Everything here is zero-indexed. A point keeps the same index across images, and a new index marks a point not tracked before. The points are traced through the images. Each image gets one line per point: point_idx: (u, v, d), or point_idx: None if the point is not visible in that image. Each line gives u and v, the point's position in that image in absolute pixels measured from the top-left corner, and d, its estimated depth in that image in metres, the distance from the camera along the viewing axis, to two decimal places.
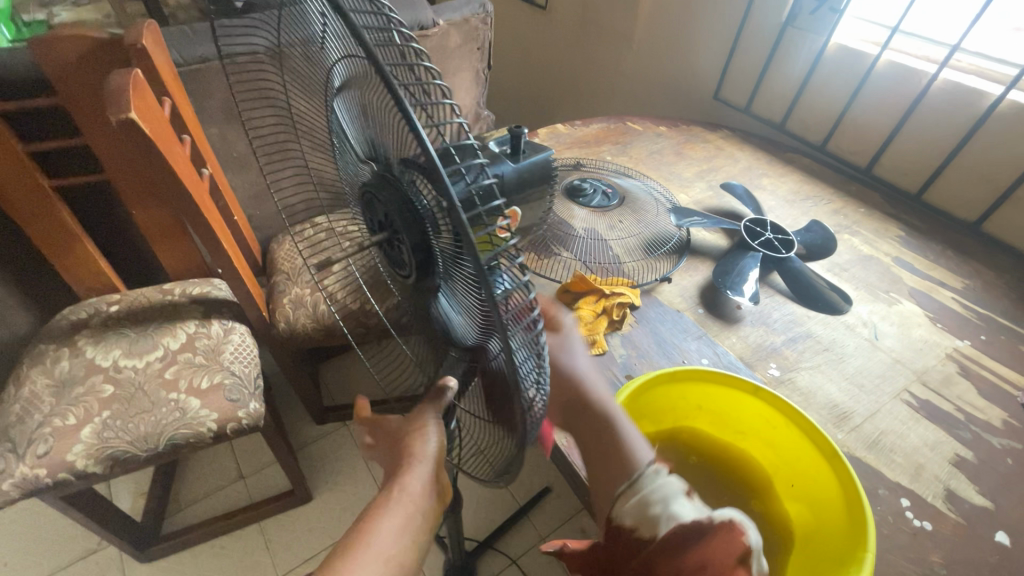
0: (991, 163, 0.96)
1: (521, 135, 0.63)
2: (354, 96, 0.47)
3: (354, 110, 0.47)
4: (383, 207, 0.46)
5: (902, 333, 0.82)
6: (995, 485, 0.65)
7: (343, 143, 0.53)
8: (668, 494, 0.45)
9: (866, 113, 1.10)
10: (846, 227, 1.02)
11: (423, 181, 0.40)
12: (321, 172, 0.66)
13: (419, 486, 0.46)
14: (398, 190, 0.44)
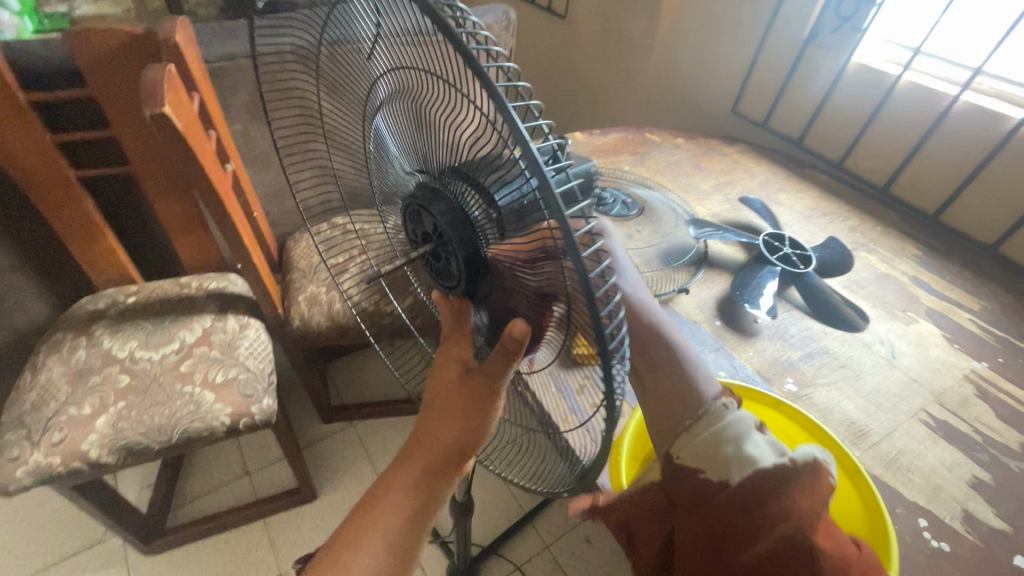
0: (1011, 186, 0.97)
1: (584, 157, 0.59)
2: (402, 102, 0.46)
3: (402, 117, 0.47)
4: (432, 218, 0.46)
5: (919, 353, 0.82)
6: (1013, 509, 0.64)
7: (383, 155, 0.53)
8: (741, 433, 0.44)
9: (885, 132, 1.11)
10: (863, 245, 1.03)
11: (475, 196, 0.42)
12: (350, 180, 0.64)
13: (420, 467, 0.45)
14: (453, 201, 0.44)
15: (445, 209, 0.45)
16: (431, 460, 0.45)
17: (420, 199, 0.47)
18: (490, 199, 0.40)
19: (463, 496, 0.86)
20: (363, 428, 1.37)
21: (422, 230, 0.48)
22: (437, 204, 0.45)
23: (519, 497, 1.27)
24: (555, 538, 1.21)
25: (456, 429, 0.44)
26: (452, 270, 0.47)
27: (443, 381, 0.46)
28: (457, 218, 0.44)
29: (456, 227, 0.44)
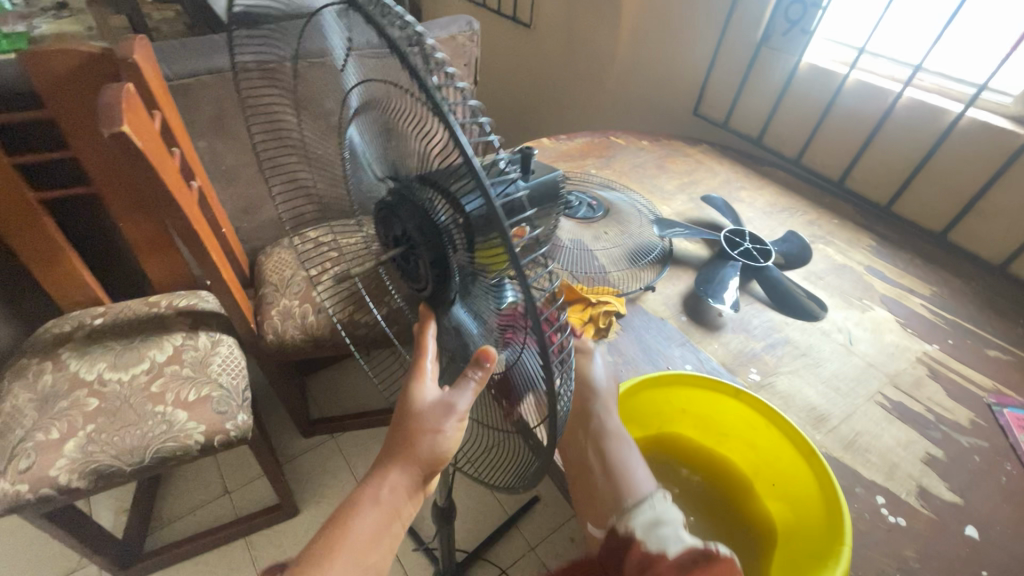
0: (954, 175, 1.02)
1: (532, 153, 0.46)
2: (374, 111, 0.47)
3: (373, 126, 0.48)
4: (401, 222, 0.47)
5: (875, 339, 0.86)
6: (965, 481, 0.68)
7: (356, 161, 0.54)
8: (676, 520, 0.48)
9: (837, 129, 1.15)
10: (820, 237, 1.07)
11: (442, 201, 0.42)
12: (320, 186, 0.65)
13: (394, 487, 0.46)
14: (419, 206, 0.45)
15: (411, 210, 0.45)
16: (402, 478, 0.46)
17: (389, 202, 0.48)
18: (460, 204, 0.40)
19: (443, 501, 0.87)
20: (344, 440, 1.36)
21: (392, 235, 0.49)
22: (404, 208, 0.46)
23: (502, 501, 1.28)
24: (540, 539, 1.22)
25: (429, 448, 0.45)
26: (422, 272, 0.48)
27: (408, 402, 0.46)
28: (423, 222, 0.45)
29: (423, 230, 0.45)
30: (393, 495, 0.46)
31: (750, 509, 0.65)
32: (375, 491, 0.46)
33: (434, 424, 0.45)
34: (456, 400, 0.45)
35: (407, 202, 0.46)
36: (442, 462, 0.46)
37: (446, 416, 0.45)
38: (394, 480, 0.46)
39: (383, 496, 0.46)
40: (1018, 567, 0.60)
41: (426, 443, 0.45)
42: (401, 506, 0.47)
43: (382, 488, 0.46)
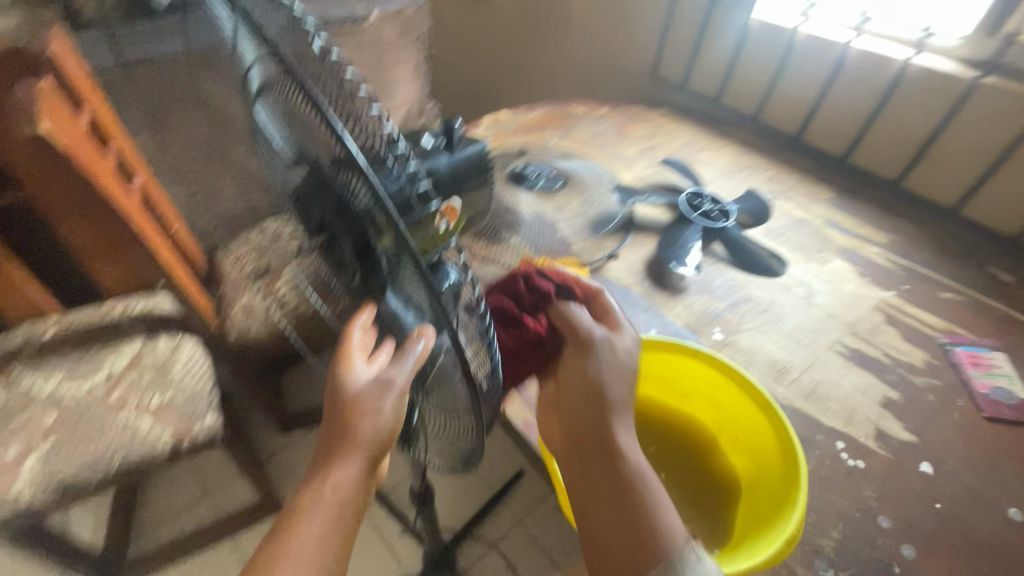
0: (906, 122, 1.03)
1: (455, 127, 0.62)
2: (275, 94, 0.44)
3: (277, 108, 0.46)
4: (319, 209, 0.45)
5: (834, 290, 0.87)
6: (919, 420, 0.70)
7: (272, 147, 0.52)
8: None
9: (793, 83, 1.15)
10: (780, 194, 1.07)
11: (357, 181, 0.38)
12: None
13: (342, 475, 0.47)
14: (327, 192, 0.43)
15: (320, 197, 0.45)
16: (346, 464, 0.47)
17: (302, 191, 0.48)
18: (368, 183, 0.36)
19: (421, 484, 0.87)
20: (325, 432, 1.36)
21: (309, 223, 0.49)
22: (321, 192, 0.44)
23: (487, 478, 1.30)
24: (526, 512, 1.24)
25: (367, 429, 0.46)
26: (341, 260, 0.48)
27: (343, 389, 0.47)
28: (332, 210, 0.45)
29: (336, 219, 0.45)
30: (342, 490, 0.47)
31: (714, 464, 0.66)
32: (325, 491, 0.47)
33: (371, 406, 0.45)
34: (390, 377, 0.45)
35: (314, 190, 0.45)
36: (385, 440, 0.47)
37: (382, 397, 0.45)
38: (343, 475, 0.47)
39: (333, 493, 0.46)
40: (970, 497, 0.63)
41: (368, 430, 0.46)
42: (353, 500, 0.47)
43: (331, 485, 0.47)
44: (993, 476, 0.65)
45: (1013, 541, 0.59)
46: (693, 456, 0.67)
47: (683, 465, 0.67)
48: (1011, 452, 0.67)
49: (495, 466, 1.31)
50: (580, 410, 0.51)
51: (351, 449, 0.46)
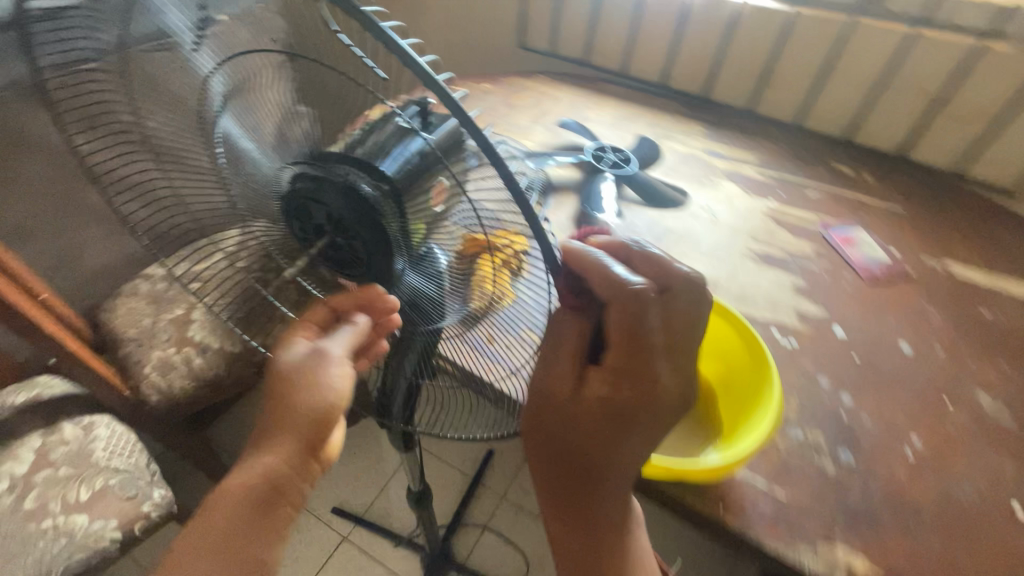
0: (747, 56, 1.19)
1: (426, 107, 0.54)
2: (266, 87, 0.46)
3: (263, 108, 0.47)
4: (323, 210, 0.46)
5: (730, 207, 1.00)
6: (824, 295, 0.84)
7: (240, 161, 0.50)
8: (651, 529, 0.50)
9: (648, 35, 1.27)
10: (663, 135, 1.19)
11: (364, 172, 0.43)
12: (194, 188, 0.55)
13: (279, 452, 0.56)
14: (336, 186, 0.44)
15: (351, 167, 0.43)
16: (284, 441, 0.56)
17: (317, 173, 0.45)
18: (377, 171, 0.42)
19: (418, 484, 0.86)
20: None
21: (321, 216, 0.47)
22: (326, 193, 0.45)
23: (460, 466, 1.30)
24: (507, 485, 1.27)
25: (300, 411, 0.56)
26: (374, 240, 0.47)
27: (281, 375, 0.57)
28: (365, 184, 0.43)
29: (370, 192, 0.43)
30: (269, 475, 0.56)
31: None
32: (249, 475, 0.56)
33: (310, 375, 0.56)
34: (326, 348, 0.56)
35: (345, 162, 0.44)
36: (319, 417, 0.57)
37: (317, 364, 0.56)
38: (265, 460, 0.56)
39: (258, 479, 0.56)
40: (874, 343, 0.77)
41: (295, 409, 0.56)
42: (272, 489, 0.56)
43: (260, 470, 0.56)
44: (885, 323, 0.80)
45: (911, 367, 0.75)
46: None
47: None
48: (890, 302, 0.84)
49: (465, 453, 1.32)
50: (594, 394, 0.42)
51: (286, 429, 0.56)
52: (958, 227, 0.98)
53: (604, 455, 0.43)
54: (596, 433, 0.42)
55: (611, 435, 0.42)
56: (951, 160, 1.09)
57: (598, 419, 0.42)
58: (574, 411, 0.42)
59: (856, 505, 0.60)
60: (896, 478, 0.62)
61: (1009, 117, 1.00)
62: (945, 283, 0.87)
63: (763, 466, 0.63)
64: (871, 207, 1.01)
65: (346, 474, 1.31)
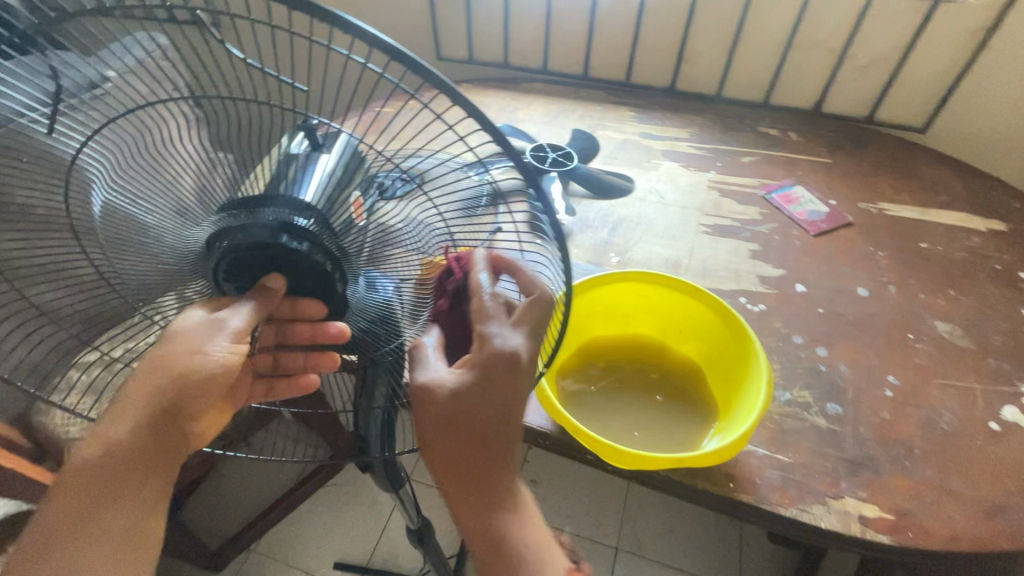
0: (661, 35, 1.21)
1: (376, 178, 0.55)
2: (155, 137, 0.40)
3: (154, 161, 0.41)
4: (248, 262, 0.43)
5: (675, 185, 1.02)
6: (779, 255, 0.87)
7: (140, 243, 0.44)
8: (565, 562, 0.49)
9: (564, 28, 1.27)
10: (597, 124, 1.19)
11: (286, 210, 0.41)
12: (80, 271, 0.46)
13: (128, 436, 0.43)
14: (251, 229, 0.42)
15: (279, 208, 0.41)
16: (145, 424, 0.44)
17: (240, 221, 0.42)
18: (297, 203, 0.41)
19: (416, 520, 0.82)
20: (266, 545, 1.22)
21: (259, 262, 0.43)
22: (244, 241, 0.42)
23: None
24: None
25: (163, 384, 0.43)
26: (307, 273, 0.44)
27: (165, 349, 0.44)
28: (300, 220, 0.41)
29: (310, 226, 0.42)
30: (119, 451, 0.43)
31: (671, 359, 0.74)
32: (90, 456, 0.43)
33: (186, 354, 0.43)
34: (226, 319, 0.44)
35: (263, 203, 0.41)
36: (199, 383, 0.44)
37: (200, 337, 0.43)
38: (106, 434, 0.43)
39: (104, 458, 0.43)
40: (834, 292, 0.81)
41: (157, 374, 0.44)
42: (126, 468, 0.43)
43: (107, 442, 0.43)
44: (839, 271, 0.84)
45: (871, 309, 0.79)
46: (651, 362, 0.74)
47: (661, 379, 0.71)
48: (839, 251, 0.88)
49: None
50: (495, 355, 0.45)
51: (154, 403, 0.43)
52: (882, 168, 1.04)
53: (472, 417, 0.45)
54: (466, 398, 0.45)
55: (480, 398, 0.45)
56: (862, 106, 1.16)
57: (474, 389, 0.45)
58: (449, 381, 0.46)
59: (853, 453, 0.63)
60: (882, 418, 0.66)
61: (907, 58, 1.07)
62: (883, 223, 0.93)
63: (762, 435, 0.65)
64: (802, 163, 1.06)
65: (341, 525, 1.25)
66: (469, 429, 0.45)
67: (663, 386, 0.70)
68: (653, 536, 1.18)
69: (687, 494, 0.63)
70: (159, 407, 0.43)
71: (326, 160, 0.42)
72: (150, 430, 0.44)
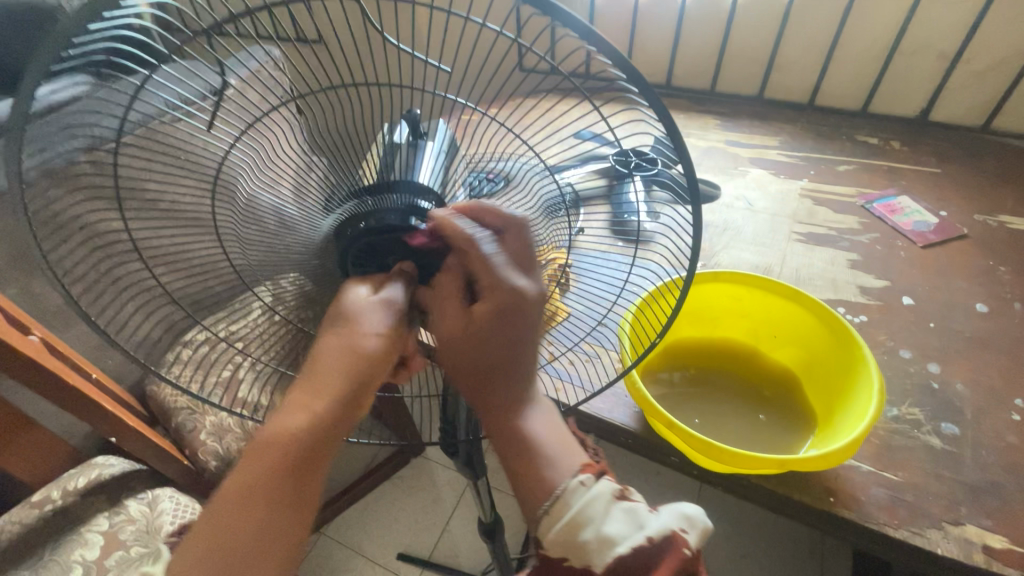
0: (750, 44, 1.17)
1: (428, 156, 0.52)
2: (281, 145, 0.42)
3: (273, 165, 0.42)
4: (372, 247, 0.42)
5: (765, 193, 0.98)
6: (883, 267, 0.82)
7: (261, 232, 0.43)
8: (598, 514, 0.41)
9: (647, 38, 1.25)
10: (679, 132, 1.15)
11: (408, 197, 0.43)
12: (197, 260, 0.43)
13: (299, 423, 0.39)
14: (385, 211, 0.42)
15: (405, 194, 0.43)
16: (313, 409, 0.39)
17: (369, 207, 0.42)
18: (423, 193, 0.43)
19: (489, 513, 0.74)
20: (335, 530, 1.26)
21: (391, 249, 0.42)
22: (373, 224, 0.42)
23: None
24: None
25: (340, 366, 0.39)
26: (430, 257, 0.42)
27: (346, 311, 0.40)
28: (424, 202, 0.43)
29: (434, 208, 0.43)
30: (317, 426, 0.39)
31: (766, 365, 0.71)
32: (284, 429, 0.39)
33: (367, 325, 0.39)
34: (393, 300, 0.41)
35: (386, 188, 0.43)
36: (374, 367, 0.39)
37: (367, 317, 0.40)
38: (299, 404, 0.39)
39: (305, 430, 0.39)
40: (949, 307, 0.75)
41: (344, 357, 0.39)
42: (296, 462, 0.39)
43: (307, 414, 0.39)
44: (953, 285, 0.78)
45: (992, 327, 0.72)
46: (744, 368, 0.71)
47: (755, 389, 0.68)
48: (953, 264, 0.81)
49: None
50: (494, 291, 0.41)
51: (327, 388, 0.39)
52: (1000, 180, 0.96)
53: (494, 359, 0.42)
54: (474, 339, 0.41)
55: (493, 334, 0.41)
56: (976, 115, 1.08)
57: (483, 332, 0.41)
58: (460, 332, 0.41)
59: (975, 478, 0.58)
60: (1009, 443, 0.60)
61: None
62: (1004, 237, 0.85)
63: (866, 450, 0.60)
64: (907, 173, 0.99)
65: (404, 518, 1.27)
66: (480, 366, 0.42)
67: (757, 400, 0.66)
68: (725, 562, 1.11)
69: (780, 506, 0.59)
70: (352, 388, 0.39)
71: (431, 146, 0.44)
72: (341, 412, 0.39)
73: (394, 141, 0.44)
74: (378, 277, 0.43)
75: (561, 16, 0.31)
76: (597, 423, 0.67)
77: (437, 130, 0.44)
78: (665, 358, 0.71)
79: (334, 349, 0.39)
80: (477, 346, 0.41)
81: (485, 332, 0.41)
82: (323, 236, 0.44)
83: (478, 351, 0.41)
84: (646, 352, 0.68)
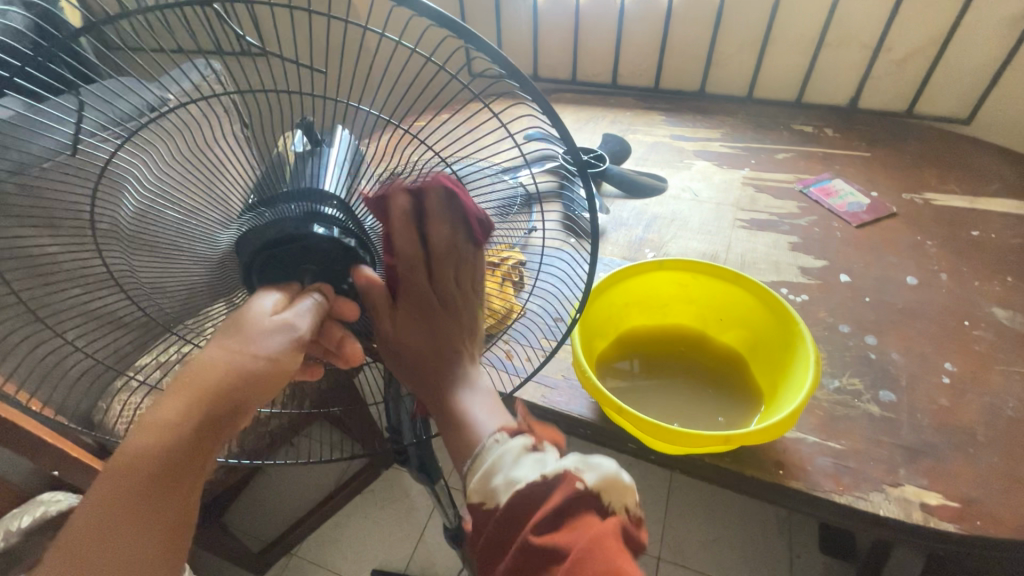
0: (689, 40, 1.21)
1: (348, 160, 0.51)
2: (186, 156, 0.39)
3: (177, 175, 0.39)
4: (272, 256, 0.41)
5: (709, 183, 1.01)
6: (820, 247, 0.86)
7: (170, 248, 0.42)
8: (505, 461, 0.40)
9: (592, 38, 1.28)
10: (627, 129, 1.18)
11: (302, 206, 0.41)
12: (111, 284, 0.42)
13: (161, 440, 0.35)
14: (284, 222, 0.41)
15: (303, 200, 0.41)
16: (181, 418, 0.36)
17: (267, 219, 0.41)
18: (323, 204, 0.42)
19: (453, 519, 0.72)
20: (306, 551, 1.23)
21: (300, 259, 0.42)
22: (272, 234, 0.41)
23: None
24: None
25: (211, 377, 0.36)
26: (337, 263, 0.43)
27: (236, 321, 0.39)
28: (326, 209, 0.42)
29: (337, 213, 0.42)
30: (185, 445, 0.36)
31: (712, 349, 0.73)
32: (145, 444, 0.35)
33: (245, 341, 0.37)
34: (294, 321, 0.39)
35: (282, 199, 0.41)
36: (245, 386, 0.37)
37: (260, 335, 0.38)
38: (163, 420, 0.36)
39: (167, 454, 0.35)
40: (882, 282, 0.79)
41: (211, 376, 0.36)
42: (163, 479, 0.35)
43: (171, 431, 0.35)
44: (885, 261, 0.82)
45: (920, 297, 0.76)
46: (694, 354, 0.72)
47: (705, 375, 0.69)
48: (885, 241, 0.86)
49: None
50: (430, 304, 0.44)
51: (198, 402, 0.36)
52: (925, 160, 1.02)
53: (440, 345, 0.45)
54: (407, 326, 0.44)
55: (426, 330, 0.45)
56: (901, 100, 1.14)
57: (415, 326, 0.44)
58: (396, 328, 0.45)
59: (911, 440, 0.61)
60: (940, 405, 0.64)
61: (945, 50, 1.05)
62: (929, 212, 0.90)
63: (811, 423, 0.63)
64: (840, 158, 1.04)
65: (378, 531, 1.25)
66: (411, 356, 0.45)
67: (705, 388, 0.67)
68: (697, 547, 1.13)
69: (734, 483, 0.61)
70: (226, 407, 0.36)
71: (332, 153, 0.42)
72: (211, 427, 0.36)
73: (295, 151, 0.41)
74: (295, 290, 0.42)
75: (475, 42, 0.32)
76: (555, 417, 0.68)
77: (337, 138, 0.42)
78: (617, 347, 0.72)
79: (204, 366, 0.36)
80: (417, 328, 0.44)
81: (414, 324, 0.44)
82: (225, 251, 0.43)
83: (414, 321, 0.44)
84: (597, 342, 0.70)
